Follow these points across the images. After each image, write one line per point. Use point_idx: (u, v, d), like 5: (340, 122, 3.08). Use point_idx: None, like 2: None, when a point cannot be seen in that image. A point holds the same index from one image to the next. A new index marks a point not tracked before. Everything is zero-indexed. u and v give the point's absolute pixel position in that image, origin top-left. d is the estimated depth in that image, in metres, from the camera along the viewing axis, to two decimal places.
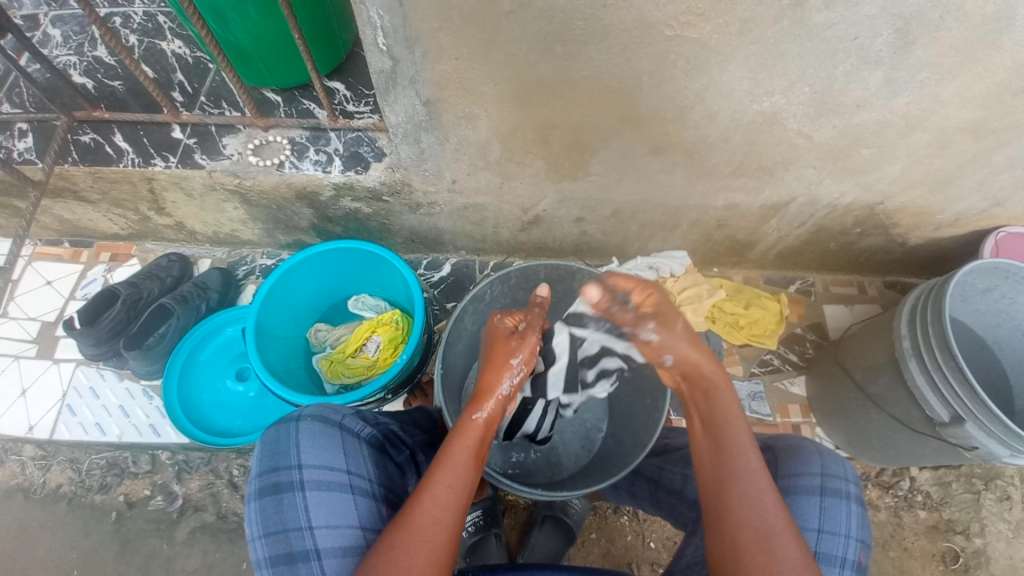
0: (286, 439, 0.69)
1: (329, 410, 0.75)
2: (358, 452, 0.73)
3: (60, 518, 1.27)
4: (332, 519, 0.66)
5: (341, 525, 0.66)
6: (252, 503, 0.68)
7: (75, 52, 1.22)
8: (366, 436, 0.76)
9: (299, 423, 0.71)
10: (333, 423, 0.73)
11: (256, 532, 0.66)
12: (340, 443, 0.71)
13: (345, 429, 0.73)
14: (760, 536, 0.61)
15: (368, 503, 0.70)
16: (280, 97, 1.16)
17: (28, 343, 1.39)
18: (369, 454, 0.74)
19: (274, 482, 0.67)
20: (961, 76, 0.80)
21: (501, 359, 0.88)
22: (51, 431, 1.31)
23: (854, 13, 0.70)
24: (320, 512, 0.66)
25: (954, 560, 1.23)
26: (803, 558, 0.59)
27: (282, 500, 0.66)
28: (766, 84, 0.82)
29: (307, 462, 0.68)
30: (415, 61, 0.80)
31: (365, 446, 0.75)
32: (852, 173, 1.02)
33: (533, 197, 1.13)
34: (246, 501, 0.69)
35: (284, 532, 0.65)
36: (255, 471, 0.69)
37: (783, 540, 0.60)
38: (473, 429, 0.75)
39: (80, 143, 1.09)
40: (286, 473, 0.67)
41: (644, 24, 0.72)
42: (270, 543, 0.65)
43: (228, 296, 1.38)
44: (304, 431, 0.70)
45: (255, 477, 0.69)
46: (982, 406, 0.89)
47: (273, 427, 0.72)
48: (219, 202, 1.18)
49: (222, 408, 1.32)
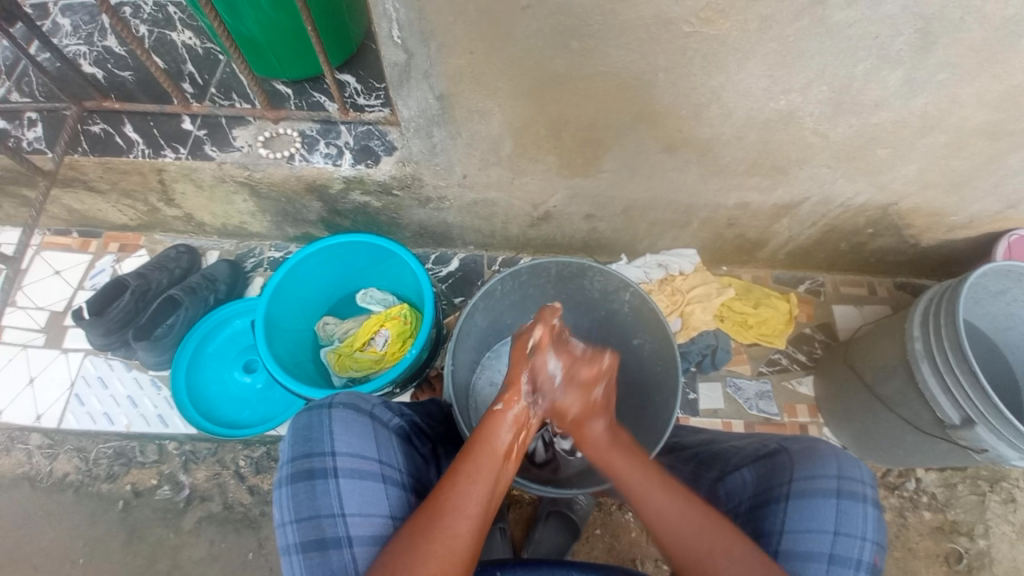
0: (320, 425, 0.69)
1: (361, 398, 0.75)
2: (389, 442, 0.74)
3: (67, 507, 1.28)
4: (364, 507, 0.67)
5: (372, 514, 0.67)
6: (283, 488, 0.68)
7: (84, 43, 1.21)
8: (394, 426, 0.77)
9: (333, 410, 0.71)
10: (365, 413, 0.73)
11: (287, 516, 0.67)
12: (371, 432, 0.72)
13: (376, 419, 0.74)
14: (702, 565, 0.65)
15: (398, 493, 0.71)
16: (291, 89, 1.15)
17: (37, 333, 1.40)
18: (398, 444, 0.75)
19: (308, 468, 0.67)
20: (981, 77, 0.79)
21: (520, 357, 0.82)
22: (60, 421, 1.31)
23: (875, 12, 0.69)
24: (353, 500, 0.66)
25: (958, 561, 1.23)
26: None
27: (315, 486, 0.66)
28: (784, 81, 0.81)
29: (341, 450, 0.68)
30: (430, 56, 0.79)
31: (394, 436, 0.75)
32: (866, 173, 1.01)
33: (544, 193, 1.12)
34: (277, 485, 0.68)
35: (317, 518, 0.65)
36: (287, 457, 0.69)
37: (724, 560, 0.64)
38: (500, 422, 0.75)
39: (90, 133, 1.09)
40: (320, 460, 0.67)
41: (663, 20, 0.72)
42: (301, 528, 0.65)
43: (236, 289, 1.38)
44: (337, 419, 0.70)
45: (286, 461, 0.69)
46: (995, 409, 0.88)
47: (305, 413, 0.72)
48: (228, 194, 1.18)
49: (229, 399, 1.32)
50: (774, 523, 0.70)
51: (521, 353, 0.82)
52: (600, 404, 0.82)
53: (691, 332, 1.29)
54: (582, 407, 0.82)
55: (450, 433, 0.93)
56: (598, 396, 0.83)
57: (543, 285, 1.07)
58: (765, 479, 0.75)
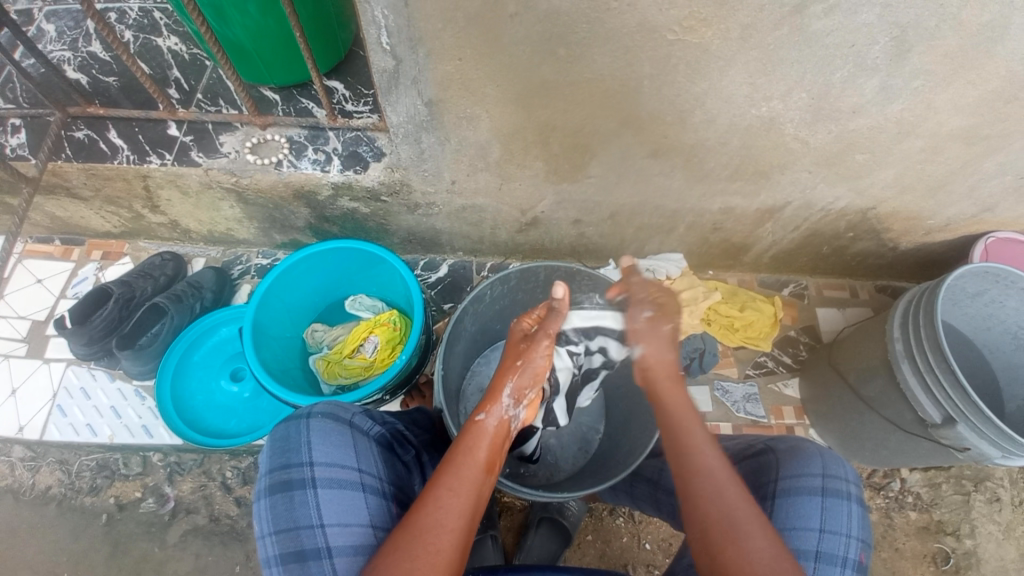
0: (297, 436, 0.69)
1: (340, 408, 0.75)
2: (368, 450, 0.74)
3: (49, 521, 1.25)
4: (344, 517, 0.66)
5: (352, 523, 0.67)
6: (261, 501, 0.68)
7: (69, 48, 1.20)
8: (375, 434, 0.77)
9: (310, 420, 0.71)
10: (343, 421, 0.73)
11: (266, 529, 0.67)
12: (350, 440, 0.72)
13: (355, 428, 0.73)
14: (726, 529, 0.61)
15: (379, 502, 0.71)
16: (278, 95, 1.15)
17: (18, 342, 1.37)
18: (378, 452, 0.75)
19: (285, 479, 0.67)
20: (955, 82, 0.81)
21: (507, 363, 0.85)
22: (41, 432, 1.29)
23: (852, 21, 0.71)
24: (331, 510, 0.66)
25: (945, 561, 1.25)
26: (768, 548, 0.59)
27: (293, 497, 0.66)
28: (765, 89, 0.83)
29: (318, 459, 0.68)
30: (418, 62, 0.80)
31: (374, 444, 0.75)
32: (847, 178, 1.04)
33: (532, 199, 1.13)
34: (256, 498, 0.68)
35: (295, 530, 0.65)
36: (265, 469, 0.69)
37: (749, 531, 0.60)
38: (483, 435, 0.74)
39: (74, 139, 1.08)
40: (298, 471, 0.67)
41: (648, 27, 0.73)
42: (280, 541, 0.65)
43: (223, 296, 1.37)
44: (315, 429, 0.70)
45: (264, 473, 0.69)
46: (974, 408, 0.90)
47: (283, 423, 0.71)
48: (215, 200, 1.17)
49: (215, 409, 1.30)
50: None
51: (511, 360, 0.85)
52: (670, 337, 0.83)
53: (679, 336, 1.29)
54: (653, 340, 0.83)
55: (438, 441, 0.93)
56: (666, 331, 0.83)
57: (532, 289, 1.08)
58: (751, 479, 0.76)
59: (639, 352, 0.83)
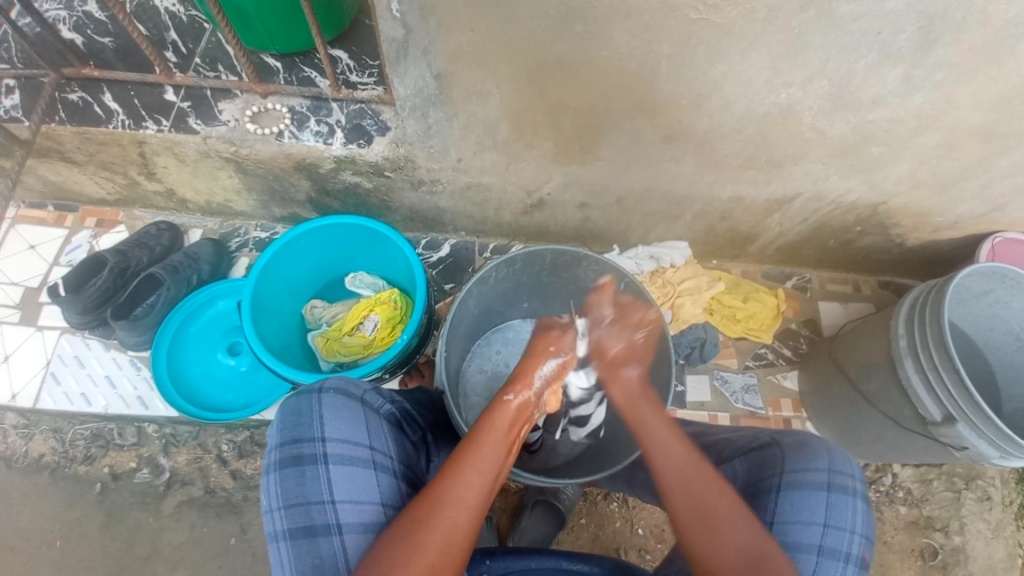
0: (309, 410, 0.68)
1: (352, 383, 0.73)
2: (380, 428, 0.72)
3: (42, 488, 1.24)
4: (355, 494, 0.65)
5: (363, 500, 0.66)
6: (271, 474, 0.67)
7: (65, 7, 1.16)
8: (385, 412, 0.75)
9: (323, 394, 0.69)
10: (356, 398, 0.71)
11: (275, 502, 0.65)
12: (362, 417, 0.70)
13: (367, 405, 0.72)
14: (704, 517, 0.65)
15: (389, 480, 0.70)
16: (280, 63, 1.12)
17: (10, 309, 1.35)
18: (389, 430, 0.73)
19: (297, 454, 0.66)
20: (977, 78, 0.79)
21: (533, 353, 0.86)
22: (34, 400, 1.27)
23: (880, 7, 0.69)
24: (343, 487, 0.65)
25: (933, 556, 1.26)
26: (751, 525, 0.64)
27: (304, 473, 0.65)
28: (785, 75, 0.80)
29: (331, 436, 0.66)
30: (429, 32, 0.77)
31: (385, 422, 0.73)
32: (860, 170, 1.02)
33: (539, 180, 1.10)
34: (264, 471, 0.67)
35: (306, 505, 0.64)
36: (274, 442, 0.67)
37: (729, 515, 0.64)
38: (505, 413, 0.74)
39: (68, 101, 1.05)
40: (309, 446, 0.66)
41: (669, 5, 0.70)
42: (290, 515, 0.64)
43: (220, 269, 1.34)
44: (327, 405, 0.68)
45: (274, 446, 0.67)
46: (976, 407, 0.90)
47: (293, 396, 0.70)
48: (213, 169, 1.14)
49: (211, 382, 1.29)
50: (765, 515, 0.70)
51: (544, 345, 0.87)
52: (640, 349, 0.87)
53: (682, 325, 1.30)
54: (623, 349, 0.86)
55: (442, 422, 0.91)
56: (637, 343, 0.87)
57: (537, 273, 1.06)
58: (756, 471, 0.74)
59: (610, 352, 0.87)
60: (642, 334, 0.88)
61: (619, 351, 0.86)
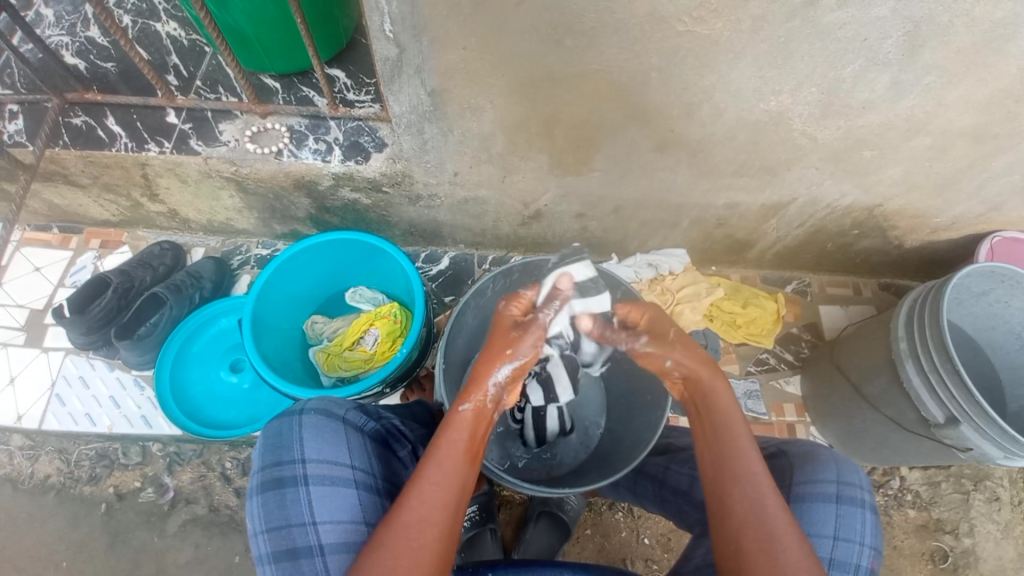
0: (289, 432, 0.68)
1: (333, 403, 0.74)
2: (362, 446, 0.72)
3: (48, 510, 1.25)
4: (335, 514, 0.66)
5: (344, 520, 0.66)
6: (254, 498, 0.67)
7: (67, 33, 1.19)
8: (369, 429, 0.75)
9: (303, 416, 0.70)
10: (337, 417, 0.72)
11: (258, 526, 0.66)
12: (343, 437, 0.71)
13: (348, 423, 0.72)
14: (762, 537, 0.62)
15: (372, 498, 0.70)
16: (278, 83, 1.14)
17: (16, 331, 1.36)
18: (371, 448, 0.74)
19: (277, 476, 0.66)
20: (965, 80, 0.80)
21: (495, 350, 0.82)
22: (40, 422, 1.28)
23: (866, 14, 0.70)
24: (324, 507, 0.65)
25: (943, 559, 1.25)
26: (805, 559, 0.60)
27: (285, 495, 0.65)
28: (774, 83, 0.81)
29: (310, 456, 0.67)
30: (422, 50, 0.78)
31: (368, 440, 0.74)
32: (854, 174, 1.02)
33: (535, 192, 1.12)
34: (248, 496, 0.68)
35: (287, 528, 0.64)
36: (257, 465, 0.68)
37: (786, 542, 0.61)
38: (463, 422, 0.73)
39: (71, 126, 1.07)
40: (289, 468, 0.66)
41: (657, 18, 0.72)
42: (273, 538, 0.65)
43: (222, 287, 1.36)
44: (307, 425, 0.69)
45: (256, 470, 0.68)
46: (980, 410, 0.89)
47: (274, 419, 0.70)
48: (215, 189, 1.16)
49: (214, 399, 1.30)
50: None
51: (501, 347, 0.82)
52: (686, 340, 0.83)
53: None
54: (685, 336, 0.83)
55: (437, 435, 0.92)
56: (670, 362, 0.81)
57: None
58: None
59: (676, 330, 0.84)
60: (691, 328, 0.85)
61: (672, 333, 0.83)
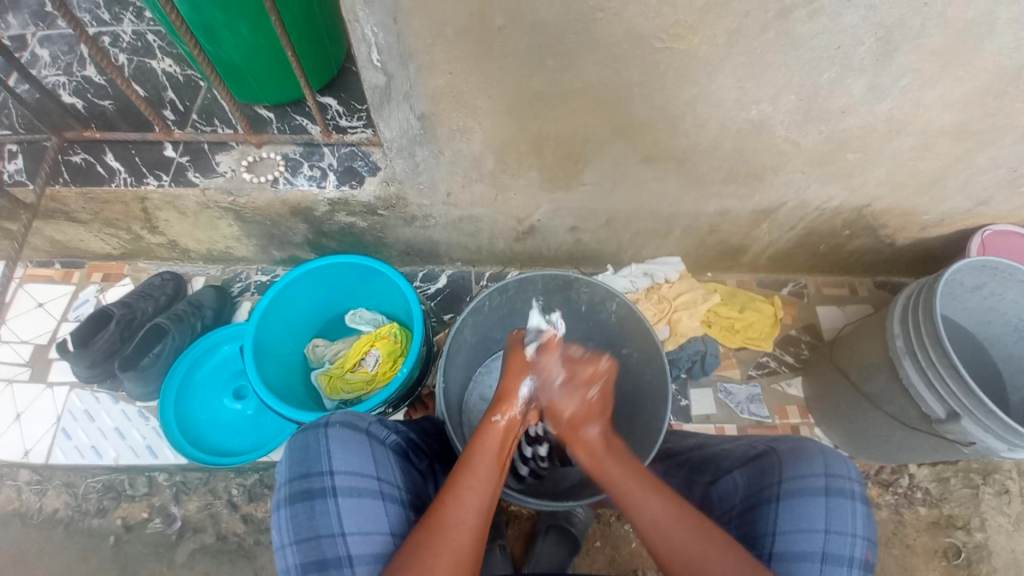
0: (316, 445, 0.69)
1: (357, 416, 0.74)
2: (386, 459, 0.73)
3: (57, 545, 1.25)
4: (364, 526, 0.66)
5: (373, 531, 0.67)
6: (281, 510, 0.67)
7: (63, 72, 1.21)
8: (391, 442, 0.76)
9: (329, 428, 0.70)
10: (361, 430, 0.73)
11: (286, 538, 0.66)
12: (369, 449, 0.71)
13: (372, 437, 0.73)
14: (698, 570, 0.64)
15: (398, 510, 0.71)
16: (272, 113, 1.16)
17: (20, 367, 1.37)
18: (394, 460, 0.75)
19: (306, 488, 0.67)
20: (942, 81, 0.82)
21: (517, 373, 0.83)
22: (47, 456, 1.29)
23: (837, 23, 0.72)
24: (352, 519, 0.66)
25: (957, 555, 1.24)
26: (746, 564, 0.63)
27: (314, 506, 0.66)
28: (754, 93, 0.83)
29: (338, 468, 0.68)
30: (409, 76, 0.80)
31: (391, 453, 0.75)
32: (839, 176, 1.04)
33: (528, 208, 1.13)
34: (275, 508, 0.68)
35: (317, 539, 0.65)
36: (284, 478, 0.69)
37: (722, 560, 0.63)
38: (495, 433, 0.75)
39: (71, 163, 1.09)
40: (318, 480, 0.67)
41: (634, 36, 0.74)
42: (302, 550, 0.65)
43: (223, 314, 1.37)
44: (334, 438, 0.69)
45: (283, 482, 0.69)
46: (974, 400, 0.90)
47: (301, 432, 0.71)
48: (213, 219, 1.18)
49: (219, 427, 1.30)
50: (766, 525, 0.71)
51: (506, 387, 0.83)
52: (597, 405, 0.81)
53: (680, 339, 1.30)
54: (579, 409, 0.80)
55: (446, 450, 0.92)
56: (592, 398, 0.81)
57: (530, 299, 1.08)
58: (756, 481, 0.75)
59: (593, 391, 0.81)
60: (596, 387, 0.81)
61: (575, 411, 0.80)
